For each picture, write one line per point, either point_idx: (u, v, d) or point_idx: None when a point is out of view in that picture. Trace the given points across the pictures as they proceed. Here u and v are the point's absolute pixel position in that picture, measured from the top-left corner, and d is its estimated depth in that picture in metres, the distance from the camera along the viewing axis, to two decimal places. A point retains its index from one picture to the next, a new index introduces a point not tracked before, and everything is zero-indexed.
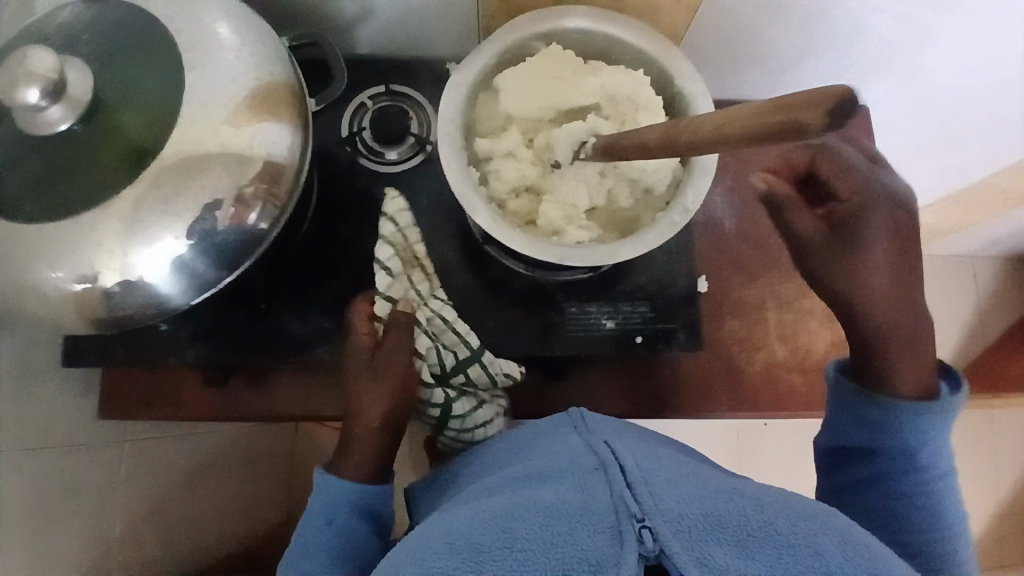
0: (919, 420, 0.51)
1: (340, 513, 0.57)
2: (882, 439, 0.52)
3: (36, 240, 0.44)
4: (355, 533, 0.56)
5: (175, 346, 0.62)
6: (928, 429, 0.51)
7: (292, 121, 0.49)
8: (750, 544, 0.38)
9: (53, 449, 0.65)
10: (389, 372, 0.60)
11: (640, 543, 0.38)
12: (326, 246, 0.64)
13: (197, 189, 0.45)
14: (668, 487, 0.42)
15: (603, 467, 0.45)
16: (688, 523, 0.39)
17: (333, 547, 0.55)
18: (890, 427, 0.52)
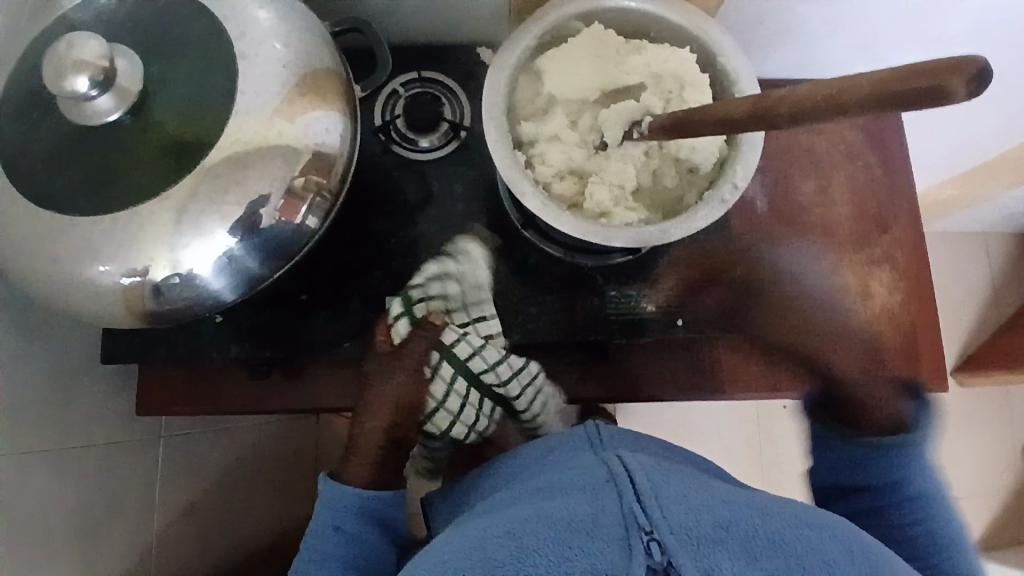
0: (898, 453, 0.61)
1: (347, 520, 0.59)
2: (872, 477, 0.61)
3: (88, 234, 0.44)
4: (366, 542, 0.59)
5: (216, 342, 0.62)
6: (906, 460, 0.61)
7: (340, 109, 0.49)
8: (757, 555, 0.38)
9: (94, 449, 0.64)
10: (404, 389, 0.64)
11: (648, 556, 0.38)
12: (362, 237, 0.64)
13: (253, 180, 0.45)
14: (675, 495, 0.42)
15: (613, 479, 0.44)
16: (696, 534, 0.39)
17: (343, 557, 0.58)
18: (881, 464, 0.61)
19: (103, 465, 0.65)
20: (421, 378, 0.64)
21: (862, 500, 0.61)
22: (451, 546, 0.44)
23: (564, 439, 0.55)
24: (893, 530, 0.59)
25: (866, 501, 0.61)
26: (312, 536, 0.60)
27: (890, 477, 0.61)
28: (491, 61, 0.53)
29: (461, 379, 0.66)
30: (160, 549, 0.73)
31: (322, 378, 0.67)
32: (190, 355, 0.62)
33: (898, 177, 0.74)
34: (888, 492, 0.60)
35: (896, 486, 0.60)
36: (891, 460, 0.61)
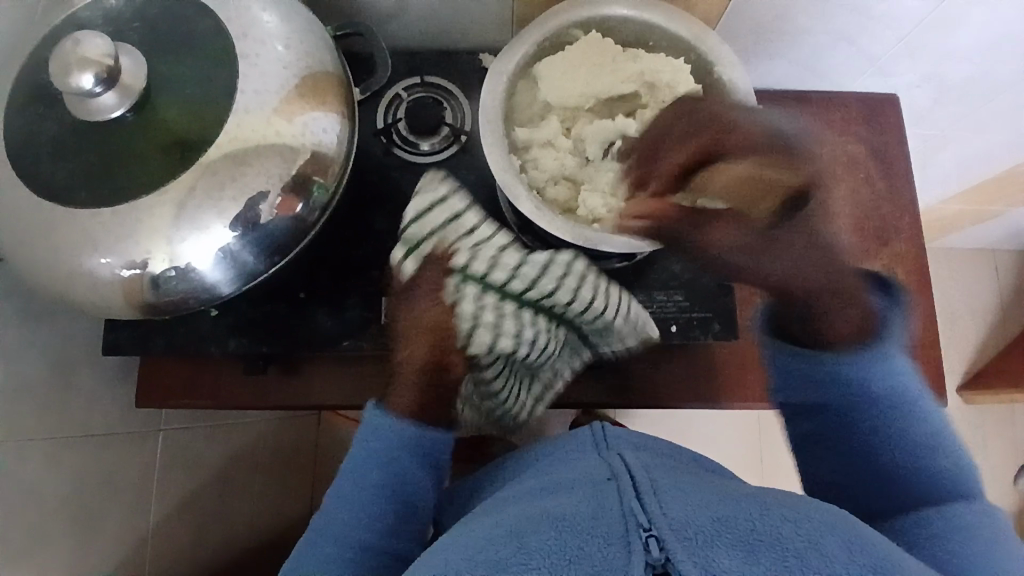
0: (865, 364, 0.58)
1: (402, 454, 0.58)
2: (830, 393, 0.59)
3: (91, 226, 0.45)
4: (410, 478, 0.58)
5: (215, 336, 0.63)
6: (870, 367, 0.58)
7: (338, 110, 0.50)
8: (760, 553, 0.34)
9: (93, 439, 0.66)
10: (429, 310, 0.60)
11: (647, 552, 0.34)
12: (361, 237, 0.65)
13: (251, 177, 0.46)
14: (677, 495, 0.39)
15: (613, 479, 0.42)
16: (694, 530, 0.35)
17: (387, 489, 0.57)
18: (842, 380, 0.58)
19: (101, 455, 0.66)
20: (441, 293, 0.60)
21: (834, 412, 0.59)
22: (444, 550, 0.41)
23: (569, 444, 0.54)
24: (866, 442, 0.57)
25: (812, 422, 0.60)
26: (364, 461, 0.58)
27: (864, 385, 0.58)
28: (490, 66, 0.54)
29: (487, 295, 0.60)
30: (154, 539, 0.74)
31: (319, 376, 0.68)
32: (189, 348, 0.63)
33: (899, 190, 0.73)
34: (863, 390, 0.58)
35: (862, 386, 0.58)
36: (857, 381, 0.58)
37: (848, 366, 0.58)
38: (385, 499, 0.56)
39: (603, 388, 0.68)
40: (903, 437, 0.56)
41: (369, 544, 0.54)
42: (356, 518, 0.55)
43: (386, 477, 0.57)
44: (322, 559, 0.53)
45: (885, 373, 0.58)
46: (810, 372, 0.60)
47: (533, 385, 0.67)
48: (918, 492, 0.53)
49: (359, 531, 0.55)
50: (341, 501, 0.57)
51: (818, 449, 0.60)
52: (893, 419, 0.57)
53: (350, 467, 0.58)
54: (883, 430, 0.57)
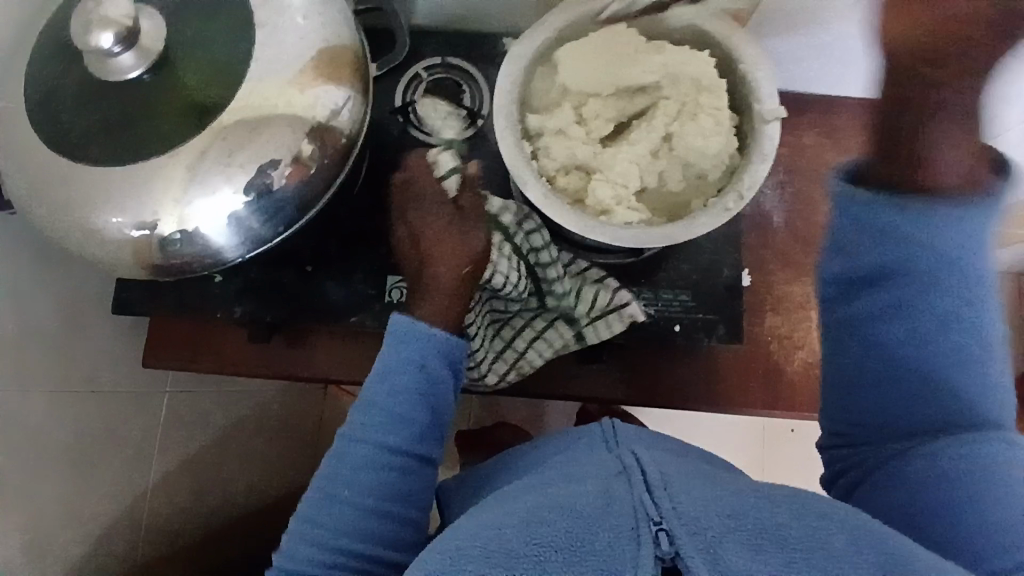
0: (960, 212, 0.46)
1: (432, 358, 0.51)
2: (915, 231, 0.47)
3: (102, 183, 0.46)
4: (440, 381, 0.52)
5: (222, 301, 0.64)
6: (968, 224, 0.46)
7: (353, 85, 0.50)
8: (765, 550, 0.34)
9: (98, 393, 0.67)
10: (459, 252, 0.54)
11: (656, 546, 0.35)
12: (373, 214, 0.65)
13: (261, 146, 0.46)
14: (688, 488, 0.39)
15: (623, 468, 0.42)
16: (704, 524, 0.36)
17: (421, 392, 0.51)
18: (929, 229, 0.47)
19: (105, 409, 0.68)
20: (472, 240, 0.54)
21: (890, 284, 0.48)
22: (458, 531, 0.41)
23: (561, 442, 0.55)
24: (919, 306, 0.47)
25: (889, 294, 0.48)
26: (395, 369, 0.51)
27: (921, 242, 0.47)
28: (509, 50, 0.54)
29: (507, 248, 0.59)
30: (153, 496, 0.76)
31: (322, 348, 0.69)
32: (196, 311, 0.64)
33: None
34: (926, 264, 0.47)
35: (941, 249, 0.47)
36: (945, 240, 0.47)
37: (940, 219, 0.46)
38: (412, 406, 0.50)
39: (606, 382, 0.68)
40: (938, 307, 0.47)
41: (401, 443, 0.50)
42: (385, 420, 0.50)
43: (414, 387, 0.50)
44: (355, 467, 0.49)
45: (970, 242, 0.47)
46: (891, 215, 0.47)
47: (508, 353, 0.64)
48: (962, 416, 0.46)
49: (392, 433, 0.50)
50: (367, 410, 0.50)
51: (877, 307, 0.49)
52: (940, 301, 0.47)
53: (373, 377, 0.51)
54: (932, 305, 0.47)
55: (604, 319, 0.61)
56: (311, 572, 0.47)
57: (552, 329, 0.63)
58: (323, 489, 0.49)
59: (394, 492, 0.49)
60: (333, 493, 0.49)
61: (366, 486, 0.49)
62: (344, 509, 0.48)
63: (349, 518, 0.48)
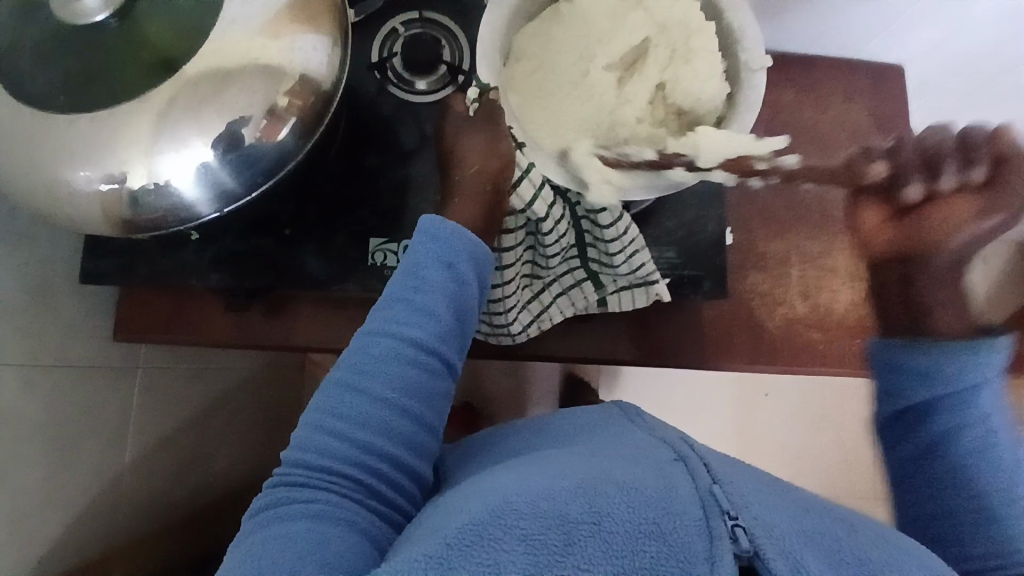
0: (971, 360, 0.49)
1: (460, 258, 0.50)
2: (933, 392, 0.50)
3: (68, 136, 0.43)
4: (467, 286, 0.50)
5: (198, 268, 0.62)
6: (979, 369, 0.49)
7: (329, 33, 0.49)
8: (836, 559, 0.37)
9: (71, 367, 0.64)
10: (486, 156, 0.53)
11: (734, 542, 0.36)
12: (352, 176, 0.63)
13: (233, 98, 0.44)
14: (749, 490, 0.41)
15: (682, 459, 0.43)
16: (778, 530, 0.37)
17: (449, 292, 0.49)
18: (942, 378, 0.50)
19: (79, 384, 0.65)
20: (501, 150, 0.53)
21: (926, 430, 0.51)
22: (501, 490, 0.41)
23: (598, 416, 0.56)
24: (951, 471, 0.50)
25: (923, 441, 0.51)
26: (422, 266, 0.50)
27: (954, 387, 0.50)
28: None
29: (558, 202, 0.56)
30: (131, 474, 0.75)
31: (302, 315, 0.67)
32: (170, 278, 0.62)
33: None
34: (955, 407, 0.50)
35: (966, 397, 0.50)
36: (960, 380, 0.49)
37: (955, 363, 0.49)
38: (438, 301, 0.49)
39: (593, 341, 0.68)
40: (970, 458, 0.49)
41: (427, 341, 0.48)
42: (412, 314, 0.48)
43: (443, 285, 0.49)
44: (377, 358, 0.47)
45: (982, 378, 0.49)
46: (921, 363, 0.51)
47: (534, 303, 0.64)
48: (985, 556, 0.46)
49: (418, 327, 0.48)
50: (393, 303, 0.49)
51: (921, 470, 0.51)
52: (972, 458, 0.49)
53: (402, 273, 0.50)
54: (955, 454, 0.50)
55: (631, 292, 0.63)
56: (322, 462, 0.45)
57: (579, 289, 0.64)
58: (338, 382, 0.47)
59: (415, 390, 0.47)
60: (352, 383, 0.47)
61: (387, 379, 0.47)
62: (363, 400, 0.46)
63: (369, 411, 0.46)
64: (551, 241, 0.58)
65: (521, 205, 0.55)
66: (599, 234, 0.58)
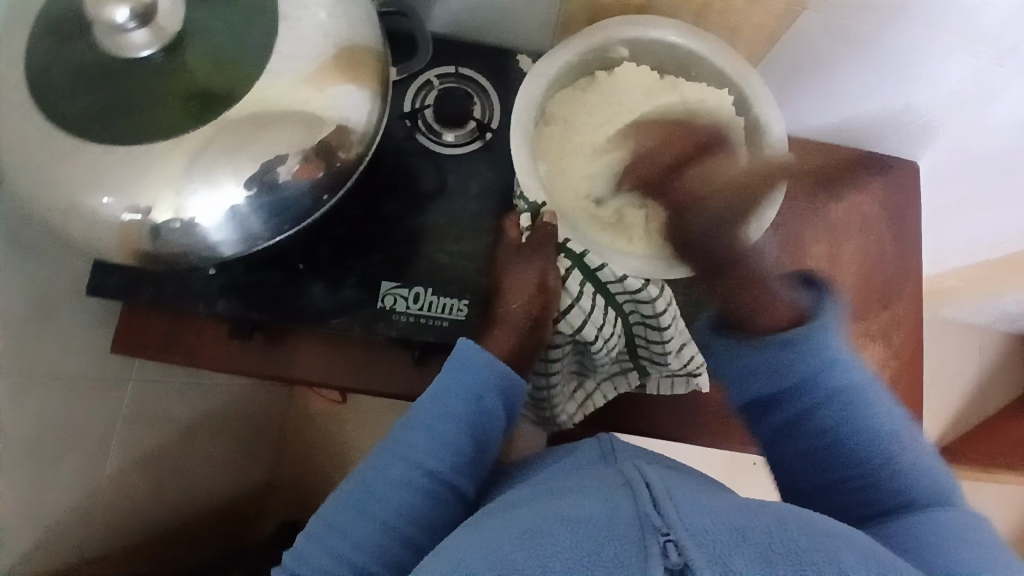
0: (791, 346, 0.53)
1: (490, 391, 0.51)
2: (786, 379, 0.53)
3: (98, 165, 0.43)
4: (494, 418, 0.51)
5: (206, 294, 0.61)
6: (808, 353, 0.52)
7: (371, 86, 0.49)
8: (772, 562, 0.34)
9: (63, 377, 0.63)
10: (527, 289, 0.55)
11: (665, 557, 0.34)
12: (370, 219, 0.64)
13: (269, 142, 0.45)
14: (692, 501, 0.39)
15: (627, 481, 0.41)
16: (712, 538, 0.35)
17: (473, 425, 0.50)
18: (783, 365, 0.53)
19: (67, 395, 0.64)
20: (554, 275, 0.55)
21: (780, 415, 0.54)
22: (461, 553, 0.39)
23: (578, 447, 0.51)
24: (822, 445, 0.52)
25: (791, 408, 0.54)
26: (450, 396, 0.50)
27: (801, 373, 0.53)
28: (531, 68, 0.56)
29: (607, 306, 0.58)
30: (109, 491, 0.73)
31: (303, 350, 0.66)
32: (177, 301, 0.61)
33: (908, 259, 0.74)
34: (806, 392, 0.53)
35: (815, 381, 0.53)
36: (795, 361, 0.53)
37: (779, 347, 0.53)
38: (461, 435, 0.49)
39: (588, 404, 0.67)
40: (828, 429, 0.52)
41: (443, 471, 0.48)
42: (434, 447, 0.49)
43: (468, 422, 0.50)
44: (391, 481, 0.48)
45: (811, 356, 0.53)
46: (758, 364, 0.54)
47: (578, 393, 0.65)
48: (892, 501, 0.48)
49: (437, 457, 0.48)
50: (415, 426, 0.49)
51: (783, 443, 0.54)
52: (824, 425, 0.52)
53: (429, 396, 0.51)
54: (825, 429, 0.52)
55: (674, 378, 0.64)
56: None
57: (622, 375, 0.65)
58: (348, 498, 0.48)
59: (423, 519, 0.47)
60: (360, 504, 0.48)
61: (394, 504, 0.47)
62: (366, 522, 0.47)
63: (374, 537, 0.47)
64: (597, 347, 0.58)
65: (570, 330, 0.57)
66: (652, 330, 0.59)
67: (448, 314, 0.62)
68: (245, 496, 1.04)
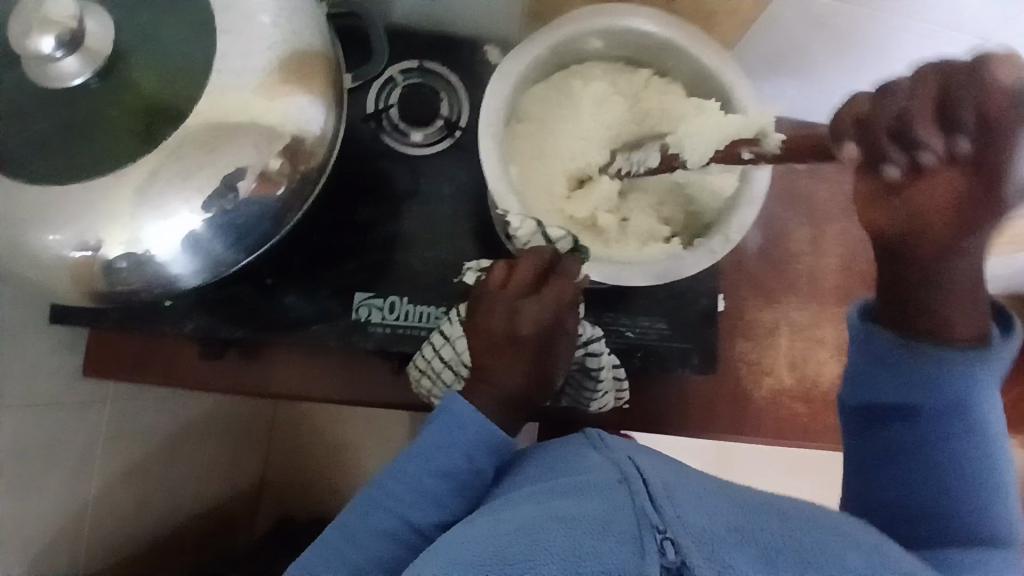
0: (974, 369, 0.43)
1: (483, 456, 0.48)
2: (925, 393, 0.45)
3: (39, 201, 0.41)
4: (483, 481, 0.48)
5: (175, 315, 0.59)
6: (974, 378, 0.44)
7: (325, 95, 0.47)
8: (773, 560, 0.35)
9: (35, 405, 0.62)
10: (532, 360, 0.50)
11: (663, 557, 0.34)
12: (341, 228, 0.61)
13: (222, 163, 0.42)
14: (690, 496, 0.38)
15: (622, 475, 0.41)
16: (711, 535, 0.35)
17: (460, 486, 0.47)
18: (954, 380, 0.44)
19: (42, 420, 0.63)
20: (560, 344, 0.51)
21: (908, 427, 0.46)
22: (451, 550, 0.39)
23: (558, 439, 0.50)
24: (927, 472, 0.45)
25: (910, 431, 0.46)
26: (441, 452, 0.47)
27: (951, 394, 0.44)
28: (499, 65, 0.52)
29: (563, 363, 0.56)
30: (93, 508, 0.72)
31: (281, 364, 0.65)
32: (146, 323, 0.59)
33: None
34: (939, 412, 0.45)
35: (962, 404, 0.44)
36: (956, 385, 0.44)
37: (953, 365, 0.43)
38: (448, 495, 0.47)
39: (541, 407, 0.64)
40: (951, 460, 0.45)
41: (425, 526, 0.47)
42: (411, 496, 0.47)
43: (454, 479, 0.47)
44: (370, 529, 0.47)
45: (977, 381, 0.44)
46: (901, 364, 0.45)
47: None
48: (985, 528, 0.43)
49: (422, 513, 0.47)
50: (398, 478, 0.48)
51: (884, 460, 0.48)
52: (944, 453, 0.45)
53: (416, 450, 0.48)
54: (946, 444, 0.45)
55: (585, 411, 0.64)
56: None
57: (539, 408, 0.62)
58: (331, 538, 0.48)
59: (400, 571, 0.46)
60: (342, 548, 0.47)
61: (373, 552, 0.46)
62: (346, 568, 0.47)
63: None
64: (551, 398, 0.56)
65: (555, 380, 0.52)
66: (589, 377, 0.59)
67: (425, 323, 0.60)
68: (237, 496, 1.04)
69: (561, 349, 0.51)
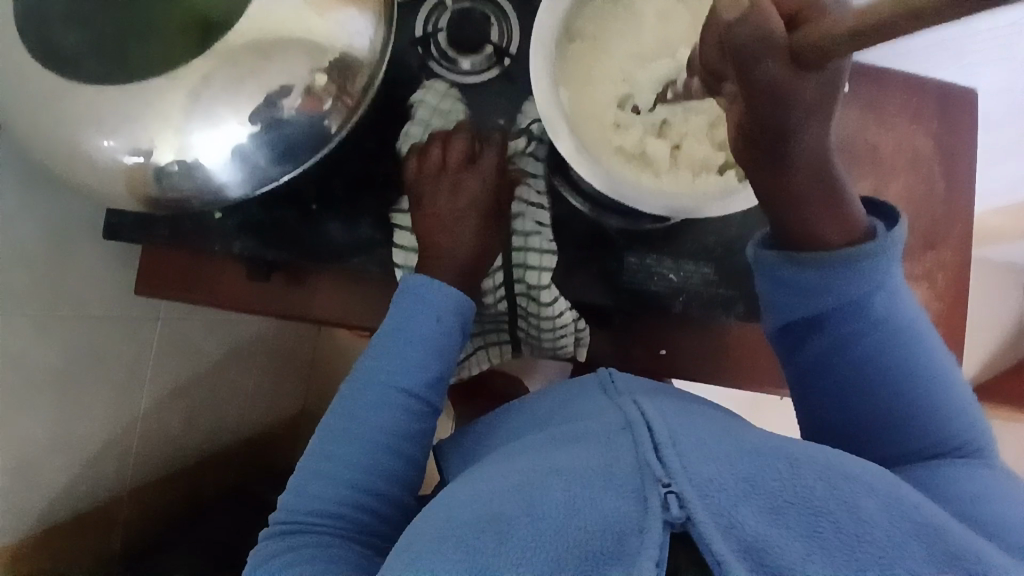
0: (853, 269, 0.45)
1: (447, 314, 0.52)
2: (826, 300, 0.47)
3: (90, 101, 0.41)
4: (450, 346, 0.52)
5: (220, 235, 0.60)
6: (857, 275, 0.46)
7: (375, 11, 0.46)
8: (783, 511, 0.33)
9: (87, 319, 0.64)
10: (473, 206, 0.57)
11: (665, 509, 0.32)
12: (384, 155, 0.61)
13: (270, 75, 0.42)
14: (695, 444, 0.37)
15: (627, 424, 0.39)
16: (718, 487, 0.33)
17: (432, 348, 0.51)
18: (829, 284, 0.46)
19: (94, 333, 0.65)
20: (503, 202, 0.59)
21: (821, 339, 0.48)
22: (456, 502, 0.39)
23: (575, 386, 0.50)
24: (853, 379, 0.48)
25: (828, 339, 0.48)
26: (411, 322, 0.51)
27: (843, 297, 0.46)
28: None
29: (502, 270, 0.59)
30: (143, 424, 0.76)
31: (322, 290, 0.65)
32: (193, 242, 0.60)
33: (959, 197, 0.69)
34: (843, 319, 0.47)
35: (860, 306, 0.47)
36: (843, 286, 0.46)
37: (836, 268, 0.45)
38: (425, 359, 0.50)
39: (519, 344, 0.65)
40: (870, 359, 0.47)
41: (413, 391, 0.49)
42: (394, 370, 0.50)
43: (427, 343, 0.50)
44: (360, 416, 0.49)
45: (867, 279, 0.46)
46: (797, 280, 0.47)
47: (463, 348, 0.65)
48: (925, 437, 0.46)
49: (408, 380, 0.50)
50: (375, 359, 0.50)
51: (822, 378, 0.49)
52: (875, 360, 0.47)
53: (386, 330, 0.51)
54: (867, 350, 0.47)
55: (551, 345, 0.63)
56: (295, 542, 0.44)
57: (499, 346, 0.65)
58: (321, 449, 0.48)
59: (397, 444, 0.48)
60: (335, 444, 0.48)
61: (370, 429, 0.48)
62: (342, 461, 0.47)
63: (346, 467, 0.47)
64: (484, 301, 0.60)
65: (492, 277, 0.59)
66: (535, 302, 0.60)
67: None
68: (276, 423, 1.07)
69: (505, 200, 0.59)
